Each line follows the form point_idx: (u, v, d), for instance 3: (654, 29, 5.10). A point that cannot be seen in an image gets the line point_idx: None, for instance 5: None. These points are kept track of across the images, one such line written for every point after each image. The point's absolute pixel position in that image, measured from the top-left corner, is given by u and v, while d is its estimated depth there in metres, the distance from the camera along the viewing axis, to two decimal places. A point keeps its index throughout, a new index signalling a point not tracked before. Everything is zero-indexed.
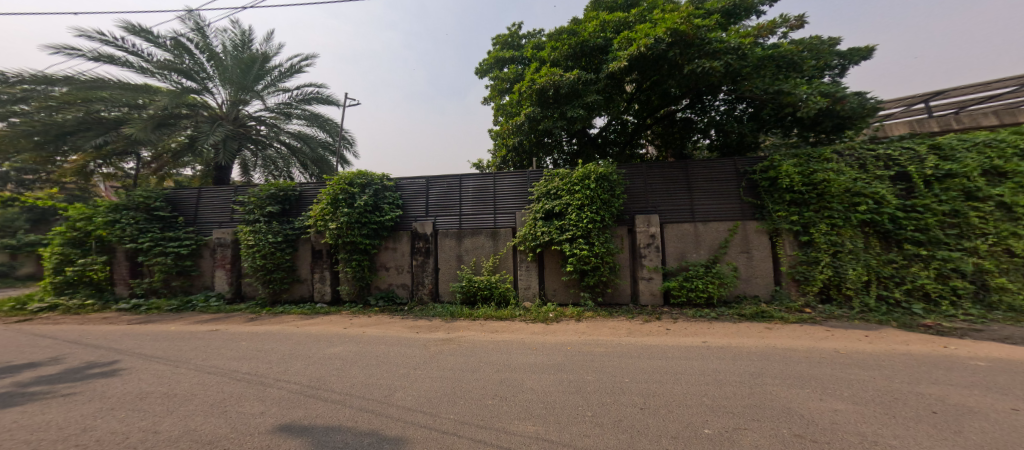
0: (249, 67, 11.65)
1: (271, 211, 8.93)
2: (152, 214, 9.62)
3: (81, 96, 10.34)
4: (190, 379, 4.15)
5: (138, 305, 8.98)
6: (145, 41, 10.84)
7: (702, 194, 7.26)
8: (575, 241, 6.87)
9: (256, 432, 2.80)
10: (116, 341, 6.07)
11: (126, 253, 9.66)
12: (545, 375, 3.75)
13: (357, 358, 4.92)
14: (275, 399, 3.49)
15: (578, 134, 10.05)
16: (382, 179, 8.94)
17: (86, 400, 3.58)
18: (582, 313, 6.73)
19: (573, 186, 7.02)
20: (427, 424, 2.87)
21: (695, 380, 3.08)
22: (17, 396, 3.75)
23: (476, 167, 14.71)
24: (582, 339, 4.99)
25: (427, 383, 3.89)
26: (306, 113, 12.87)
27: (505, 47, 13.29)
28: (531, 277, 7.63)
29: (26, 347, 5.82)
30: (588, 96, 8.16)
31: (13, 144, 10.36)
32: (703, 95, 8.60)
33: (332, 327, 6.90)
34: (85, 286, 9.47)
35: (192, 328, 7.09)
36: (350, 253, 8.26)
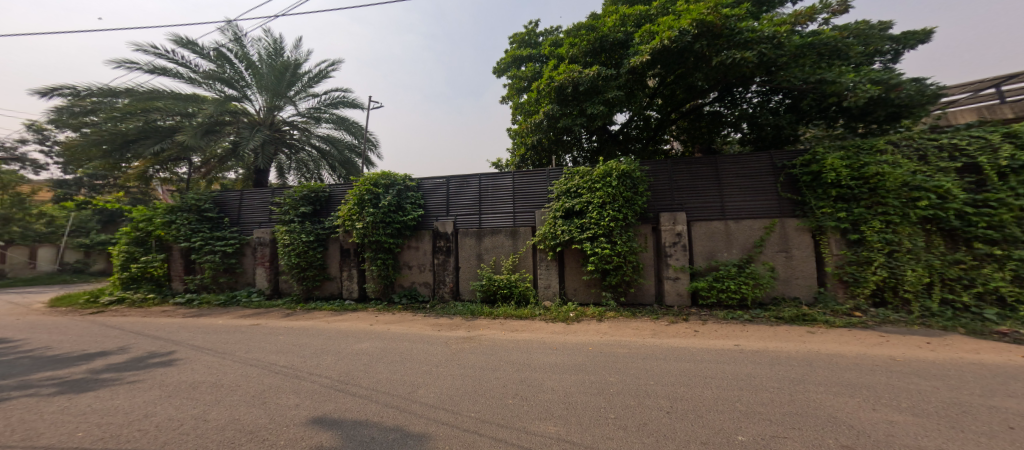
0: (282, 73, 12.12)
1: (303, 212, 9.27)
2: (202, 215, 10.18)
3: (140, 106, 10.84)
4: (234, 370, 4.35)
5: (191, 299, 9.56)
6: (193, 52, 11.43)
7: (733, 191, 7.01)
8: (597, 240, 6.76)
9: (292, 424, 2.89)
10: (169, 333, 6.46)
11: (181, 251, 10.22)
12: (568, 376, 3.70)
13: (382, 354, 5.03)
14: (308, 392, 3.60)
15: (599, 131, 9.93)
16: (405, 180, 9.08)
17: (147, 387, 3.80)
18: (604, 313, 6.63)
19: (594, 184, 6.90)
20: (449, 421, 2.89)
21: (726, 384, 2.96)
22: (91, 381, 4.04)
23: (496, 167, 14.80)
24: (604, 339, 4.93)
25: (448, 381, 3.93)
26: (333, 115, 13.23)
27: (523, 45, 13.35)
28: (551, 276, 7.58)
29: (95, 337, 6.27)
30: (609, 92, 8.00)
31: (86, 152, 11.12)
32: (733, 88, 8.31)
33: (360, 324, 7.10)
34: (146, 281, 10.15)
35: (235, 322, 7.44)
36: (375, 252, 8.50)
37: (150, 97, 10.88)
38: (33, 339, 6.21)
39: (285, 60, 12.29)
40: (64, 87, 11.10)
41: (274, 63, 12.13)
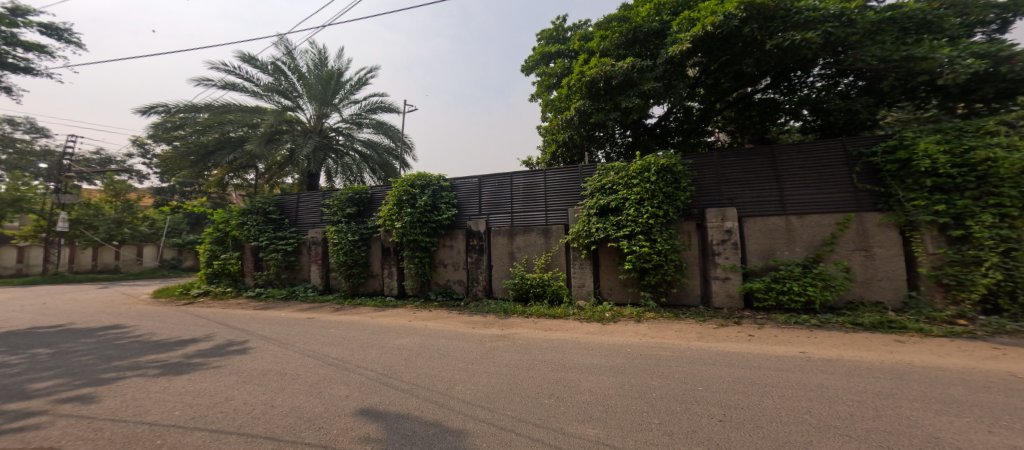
0: (328, 83, 12.83)
1: (348, 213, 9.75)
2: (267, 217, 10.99)
3: (216, 120, 11.85)
4: (294, 360, 4.63)
5: (259, 294, 10.35)
6: (251, 66, 12.28)
7: (795, 184, 6.54)
8: (634, 238, 6.56)
9: (342, 414, 3.01)
10: (242, 323, 7.02)
11: (252, 249, 11.08)
12: (605, 378, 3.62)
13: (421, 350, 5.15)
14: (356, 384, 3.75)
15: (633, 125, 9.63)
16: (439, 180, 9.27)
17: (227, 372, 4.12)
18: (642, 314, 6.42)
19: (631, 180, 6.70)
20: (485, 418, 2.91)
21: (791, 394, 2.77)
22: (186, 364, 4.44)
23: (526, 166, 14.80)
24: (644, 341, 4.75)
25: (485, 378, 3.96)
26: (373, 120, 13.79)
27: (550, 42, 13.26)
28: (585, 275, 7.44)
29: (187, 325, 6.92)
30: (644, 84, 7.71)
31: (178, 164, 12.19)
32: (791, 72, 7.76)
33: (399, 320, 7.33)
34: (225, 277, 11.06)
35: (294, 315, 7.93)
36: (413, 251, 8.79)
37: (222, 111, 11.85)
38: (138, 325, 6.98)
39: (330, 70, 12.95)
40: (159, 106, 12.25)
41: (320, 72, 12.81)
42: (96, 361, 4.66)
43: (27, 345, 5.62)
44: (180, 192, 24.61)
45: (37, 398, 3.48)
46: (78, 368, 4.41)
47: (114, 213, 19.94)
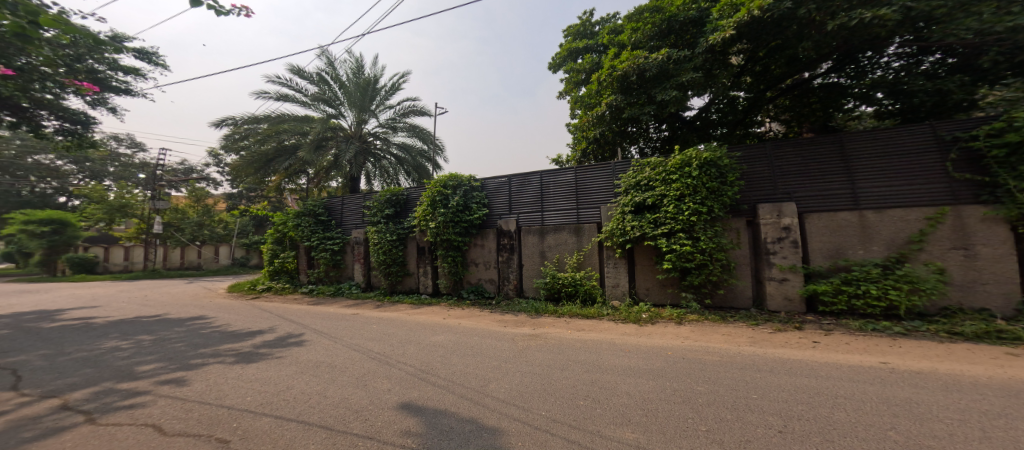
0: (366, 89, 13.36)
1: (386, 213, 10.13)
2: (318, 219, 11.63)
3: (273, 130, 12.67)
4: (342, 353, 4.84)
5: (311, 290, 10.96)
6: (296, 75, 12.99)
7: (867, 174, 5.96)
8: (675, 235, 6.29)
9: (384, 407, 3.10)
10: (297, 317, 7.48)
11: (305, 249, 11.76)
12: (646, 381, 3.49)
13: (456, 347, 5.22)
14: (398, 379, 3.86)
15: (670, 119, 9.30)
16: (471, 180, 9.37)
17: (287, 363, 4.39)
18: (683, 316, 6.15)
19: (669, 175, 6.45)
20: (521, 418, 2.88)
21: (868, 407, 2.52)
22: (256, 354, 4.79)
23: (555, 164, 14.69)
24: (687, 344, 4.56)
25: (518, 377, 3.94)
26: (407, 123, 14.19)
27: (577, 37, 13.10)
28: (620, 274, 7.24)
29: (255, 317, 7.48)
30: (683, 75, 7.40)
31: (245, 171, 13.17)
32: (859, 52, 6.95)
33: (434, 317, 7.50)
34: (283, 274, 11.86)
35: (341, 311, 8.34)
36: (446, 250, 9.02)
37: (278, 122, 12.70)
38: (217, 317, 7.62)
39: (367, 77, 13.46)
40: (230, 118, 13.24)
41: (358, 80, 13.33)
42: (187, 348, 5.14)
43: (133, 332, 6.35)
44: (246, 197, 26.94)
45: (142, 379, 3.92)
46: (173, 354, 4.89)
47: (197, 216, 22.26)
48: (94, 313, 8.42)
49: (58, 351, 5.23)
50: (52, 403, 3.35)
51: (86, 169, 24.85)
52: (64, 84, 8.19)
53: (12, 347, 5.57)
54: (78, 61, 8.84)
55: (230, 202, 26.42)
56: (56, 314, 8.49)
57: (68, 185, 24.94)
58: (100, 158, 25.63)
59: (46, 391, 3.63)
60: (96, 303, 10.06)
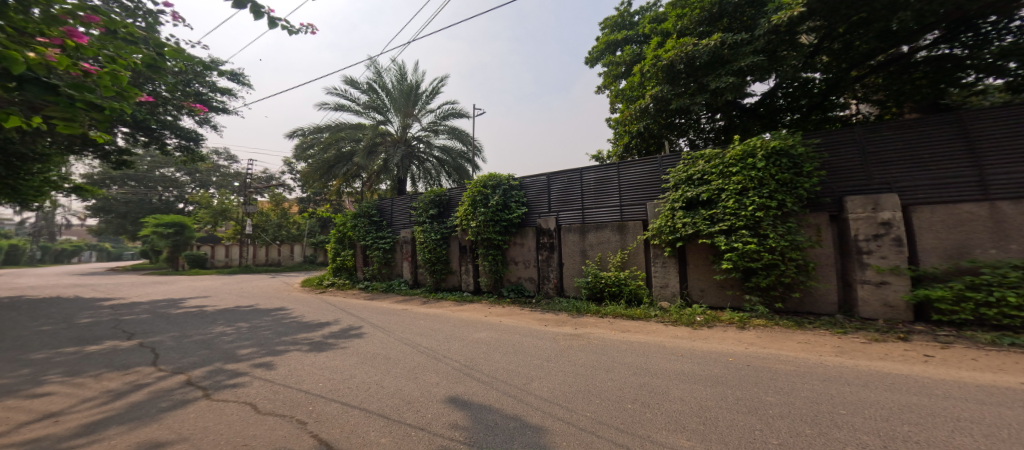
0: (409, 94, 13.82)
1: (430, 214, 10.45)
2: (372, 219, 12.27)
3: (333, 138, 13.51)
4: (394, 346, 5.03)
5: (366, 286, 11.58)
6: (348, 84, 13.82)
7: (995, 157, 4.96)
8: (737, 233, 5.84)
9: (432, 400, 3.16)
10: (356, 310, 7.94)
11: (361, 248, 12.41)
12: (702, 387, 3.27)
13: (498, 345, 5.23)
14: (445, 373, 3.93)
15: (725, 108, 8.77)
16: (510, 179, 9.35)
17: (350, 353, 4.65)
18: (746, 320, 5.69)
19: (728, 168, 6.00)
20: (565, 418, 2.81)
21: (995, 431, 2.17)
22: (325, 343, 5.12)
23: (595, 160, 14.37)
24: (752, 351, 4.23)
25: (561, 376, 3.87)
26: (447, 126, 14.54)
27: (615, 29, 12.66)
28: (669, 274, 6.87)
29: (323, 309, 8.04)
30: (742, 60, 6.97)
31: (312, 177, 14.05)
32: (977, 20, 6.08)
33: (476, 314, 7.59)
34: (344, 270, 12.60)
35: (391, 306, 8.73)
36: (486, 249, 9.19)
37: (337, 130, 13.54)
38: (295, 308, 8.32)
39: (410, 82, 13.91)
40: (298, 130, 14.36)
41: (401, 85, 13.82)
42: (273, 335, 5.63)
43: (234, 318, 7.14)
44: (313, 201, 29.34)
45: (242, 361, 4.37)
46: (263, 340, 5.39)
47: (277, 218, 24.76)
48: (206, 301, 9.67)
49: (182, 333, 6.03)
50: (179, 378, 3.85)
51: (197, 180, 33.10)
52: (180, 106, 9.59)
53: (149, 328, 6.56)
54: (188, 86, 10.28)
55: (301, 205, 29.04)
56: (179, 301, 9.90)
57: (184, 193, 32.39)
58: (207, 171, 34.02)
59: (174, 368, 4.18)
60: (206, 293, 11.63)
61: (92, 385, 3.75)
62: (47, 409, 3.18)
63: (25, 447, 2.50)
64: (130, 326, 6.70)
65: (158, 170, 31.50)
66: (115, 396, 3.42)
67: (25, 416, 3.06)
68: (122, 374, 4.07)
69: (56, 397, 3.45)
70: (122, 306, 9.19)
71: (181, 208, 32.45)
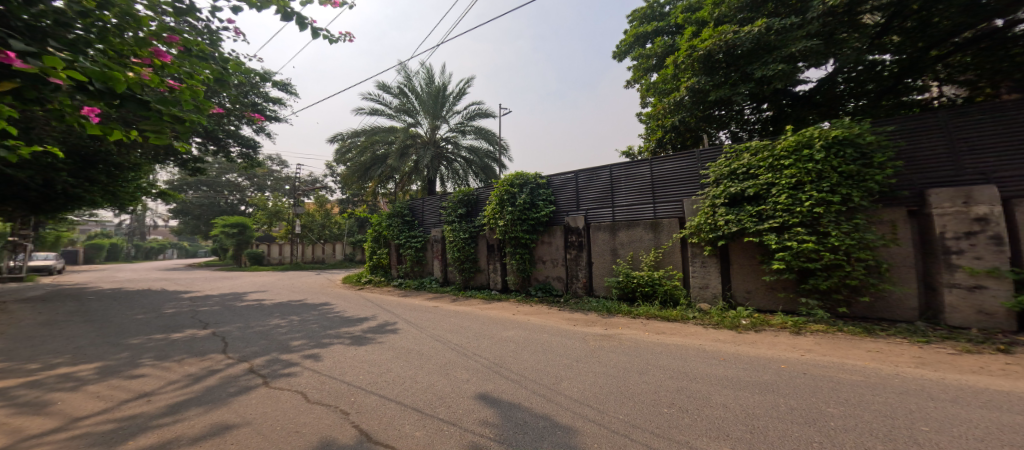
0: (437, 96, 14.03)
1: (459, 213, 10.58)
2: (405, 219, 12.56)
3: (368, 142, 13.97)
4: (425, 342, 5.11)
5: (399, 283, 11.92)
6: (380, 89, 14.24)
7: None
8: (792, 231, 5.40)
9: (463, 396, 3.16)
10: (392, 307, 8.18)
11: (394, 246, 12.74)
12: (750, 394, 3.07)
13: (526, 344, 5.18)
14: (474, 370, 3.95)
15: (772, 97, 8.42)
16: (537, 178, 9.28)
17: (386, 348, 4.76)
18: (802, 325, 5.27)
19: (780, 161, 5.60)
20: (597, 420, 2.72)
21: None
22: (364, 338, 5.28)
23: (625, 156, 14.03)
24: (806, 358, 3.95)
25: (592, 377, 3.76)
26: (474, 126, 14.67)
27: (644, 21, 12.26)
28: (709, 274, 6.57)
29: (361, 305, 8.32)
30: (793, 45, 6.56)
31: (350, 179, 14.58)
32: None
33: (503, 312, 7.59)
34: (380, 268, 13.05)
35: (421, 303, 8.91)
36: (514, 247, 9.20)
37: (372, 133, 14.01)
38: (337, 303, 8.68)
39: (437, 84, 14.11)
40: (337, 136, 14.95)
41: (429, 88, 14.05)
42: (320, 328, 5.89)
43: (287, 312, 7.56)
44: (352, 201, 30.50)
45: (295, 352, 4.58)
46: (312, 332, 5.64)
47: (321, 218, 26.02)
48: (265, 295, 10.35)
49: (245, 324, 6.45)
50: (244, 366, 4.10)
51: (255, 183, 35.12)
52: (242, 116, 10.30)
53: (219, 318, 7.08)
54: (246, 97, 11.01)
55: (343, 206, 30.37)
56: (242, 294, 10.67)
57: (245, 196, 34.93)
58: (264, 174, 35.95)
59: (240, 356, 4.46)
60: (264, 287, 12.46)
61: (176, 369, 4.07)
62: (142, 389, 3.49)
63: (123, 424, 2.75)
64: (205, 316, 7.28)
65: (226, 175, 34.08)
66: (194, 380, 3.69)
67: (124, 395, 3.37)
68: (199, 360, 4.39)
69: (148, 378, 3.78)
70: (198, 298, 10.06)
71: (243, 210, 34.98)
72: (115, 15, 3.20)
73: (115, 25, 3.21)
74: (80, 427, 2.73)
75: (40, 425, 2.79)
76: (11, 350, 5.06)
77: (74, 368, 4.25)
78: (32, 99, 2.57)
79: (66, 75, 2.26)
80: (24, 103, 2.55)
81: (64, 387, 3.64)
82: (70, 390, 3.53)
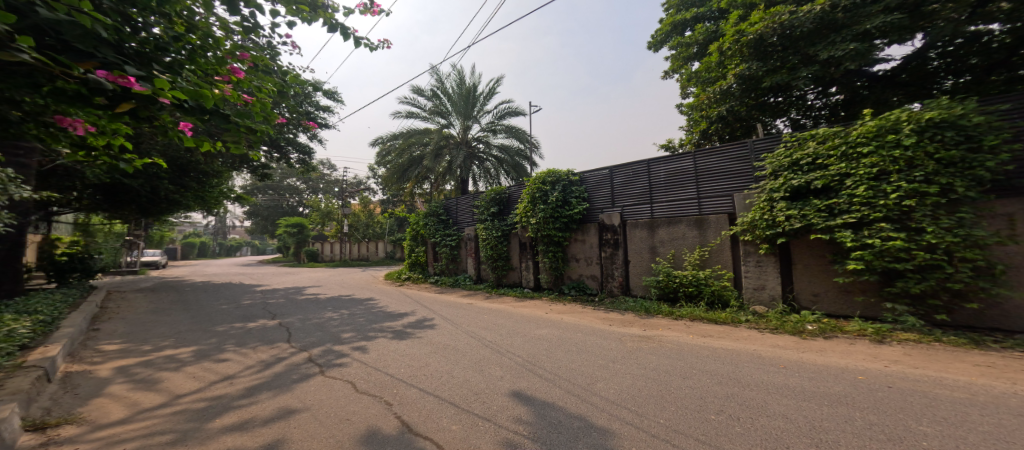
0: (468, 97, 14.16)
1: (490, 212, 10.59)
2: (439, 218, 12.78)
3: (405, 144, 14.36)
4: (461, 338, 5.15)
5: (435, 281, 12.17)
6: (414, 93, 14.58)
7: None
8: (874, 226, 4.81)
9: (497, 392, 3.11)
10: (429, 303, 8.34)
11: (430, 244, 13.03)
12: (816, 406, 2.77)
13: (559, 342, 5.06)
14: (509, 367, 3.90)
15: (844, 79, 8.23)
16: (569, 175, 9.07)
17: (424, 343, 4.83)
18: (886, 333, 4.71)
19: (856, 150, 5.03)
20: (635, 423, 2.56)
21: None
22: (404, 332, 5.39)
23: (665, 149, 13.46)
24: (888, 369, 3.55)
25: (629, 380, 3.58)
26: (505, 125, 14.64)
27: (682, 7, 11.68)
28: (766, 275, 6.11)
29: (401, 301, 8.54)
30: (867, 23, 6.40)
31: (389, 181, 15.07)
32: None
33: (537, 311, 7.49)
34: (417, 265, 13.38)
35: (457, 299, 9.03)
36: (547, 246, 9.07)
37: (409, 136, 14.40)
38: (381, 298, 8.98)
39: (468, 85, 14.22)
40: (377, 140, 15.50)
41: (460, 89, 14.19)
42: (366, 322, 6.09)
43: (339, 305, 7.91)
44: (391, 201, 31.59)
45: (346, 343, 4.75)
46: (359, 326, 5.84)
47: (366, 218, 27.13)
48: (320, 290, 10.95)
49: (304, 316, 6.81)
50: (304, 355, 4.29)
51: (310, 186, 37.44)
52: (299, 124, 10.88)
53: (285, 310, 7.54)
54: (300, 106, 11.66)
55: (385, 207, 31.53)
56: (301, 289, 11.35)
57: (302, 198, 37.35)
58: (317, 177, 38.19)
59: (301, 345, 4.69)
60: (318, 282, 13.22)
61: (251, 355, 4.34)
62: (225, 372, 3.75)
63: (211, 403, 2.95)
64: (273, 308, 7.80)
65: (286, 180, 36.51)
66: (266, 366, 3.92)
67: (213, 376, 3.64)
68: (268, 347, 4.67)
69: (231, 363, 4.07)
70: (268, 291, 10.86)
71: (300, 212, 37.39)
72: (198, 38, 3.37)
73: (199, 46, 3.39)
74: (178, 404, 2.97)
75: (150, 400, 3.07)
76: (129, 333, 5.71)
77: (178, 350, 4.67)
78: (142, 117, 2.73)
79: (172, 95, 2.38)
80: (135, 122, 2.75)
81: (169, 367, 4.00)
82: (173, 370, 3.87)
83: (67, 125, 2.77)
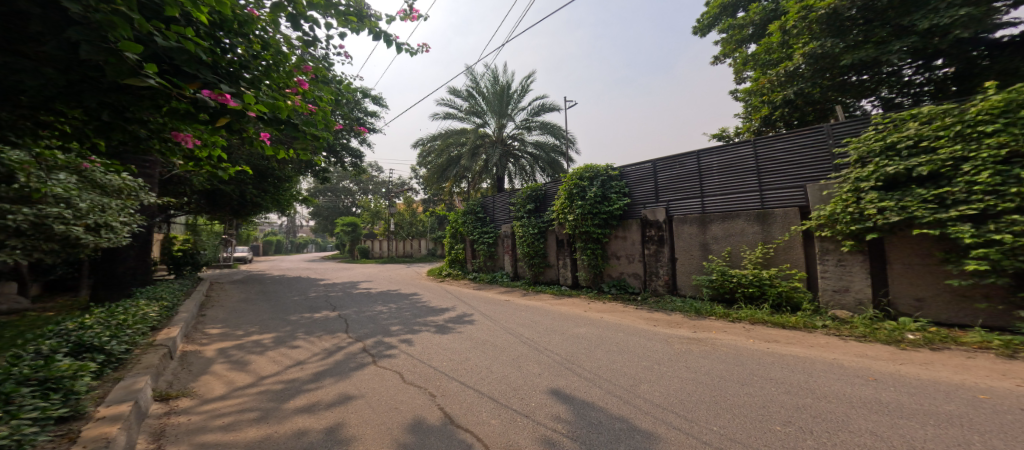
0: (502, 95, 14.51)
1: (528, 208, 10.90)
2: (478, 217, 13.28)
3: (444, 145, 14.97)
4: (499, 335, 5.48)
5: (473, 277, 12.72)
6: (452, 94, 15.17)
7: None
8: (1002, 220, 4.19)
9: (537, 389, 3.40)
10: (469, 299, 8.76)
11: (469, 242, 13.54)
12: (862, 413, 2.78)
13: (600, 342, 5.24)
14: (546, 365, 4.17)
15: (952, 51, 7.38)
16: (608, 170, 9.19)
17: (465, 338, 5.21)
18: (1017, 346, 4.05)
19: (975, 130, 4.43)
20: (682, 428, 2.69)
21: None
22: (446, 327, 5.81)
23: (716, 139, 13.08)
24: (952, 378, 3.42)
25: (675, 382, 3.69)
26: (540, 122, 14.86)
27: None
28: (851, 276, 5.58)
29: (444, 297, 9.06)
30: None
31: (429, 181, 15.72)
32: None
33: (576, 309, 7.69)
34: (457, 263, 13.94)
35: (494, 295, 9.49)
36: (585, 243, 9.26)
37: (447, 137, 15.00)
38: (424, 294, 9.56)
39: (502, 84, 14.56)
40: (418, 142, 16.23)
41: (495, 88, 14.57)
42: (412, 316, 6.60)
43: (388, 300, 8.57)
44: (433, 201, 32.73)
45: (394, 336, 5.25)
46: (407, 320, 6.36)
47: (410, 218, 28.35)
48: (371, 285, 11.80)
49: (358, 308, 7.48)
50: (359, 345, 4.83)
51: (362, 187, 39.75)
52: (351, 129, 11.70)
53: (342, 303, 8.30)
54: (352, 112, 12.50)
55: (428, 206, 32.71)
56: (356, 283, 12.30)
57: (354, 199, 39.79)
58: (368, 179, 40.46)
59: (357, 336, 5.25)
60: (370, 278, 14.24)
61: (317, 343, 4.95)
62: (297, 358, 4.35)
63: (287, 385, 3.50)
64: (333, 301, 8.60)
65: (342, 181, 39.09)
66: (329, 354, 4.48)
67: (288, 361, 4.24)
68: (330, 337, 5.27)
69: (302, 349, 4.68)
70: (330, 285, 11.93)
71: (354, 211, 39.94)
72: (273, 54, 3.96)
73: (273, 62, 3.92)
74: (263, 384, 3.55)
75: (242, 379, 3.69)
76: (227, 319, 6.65)
77: (260, 336, 5.41)
78: (234, 131, 3.18)
79: (257, 108, 2.88)
80: (230, 135, 3.20)
81: (255, 350, 4.68)
82: (259, 354, 4.54)
83: (181, 140, 3.36)
